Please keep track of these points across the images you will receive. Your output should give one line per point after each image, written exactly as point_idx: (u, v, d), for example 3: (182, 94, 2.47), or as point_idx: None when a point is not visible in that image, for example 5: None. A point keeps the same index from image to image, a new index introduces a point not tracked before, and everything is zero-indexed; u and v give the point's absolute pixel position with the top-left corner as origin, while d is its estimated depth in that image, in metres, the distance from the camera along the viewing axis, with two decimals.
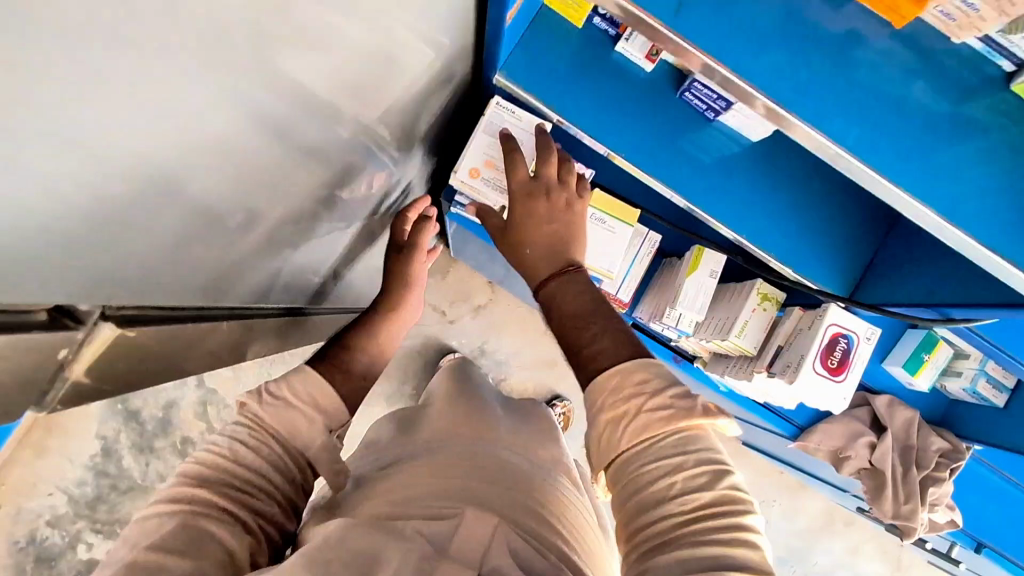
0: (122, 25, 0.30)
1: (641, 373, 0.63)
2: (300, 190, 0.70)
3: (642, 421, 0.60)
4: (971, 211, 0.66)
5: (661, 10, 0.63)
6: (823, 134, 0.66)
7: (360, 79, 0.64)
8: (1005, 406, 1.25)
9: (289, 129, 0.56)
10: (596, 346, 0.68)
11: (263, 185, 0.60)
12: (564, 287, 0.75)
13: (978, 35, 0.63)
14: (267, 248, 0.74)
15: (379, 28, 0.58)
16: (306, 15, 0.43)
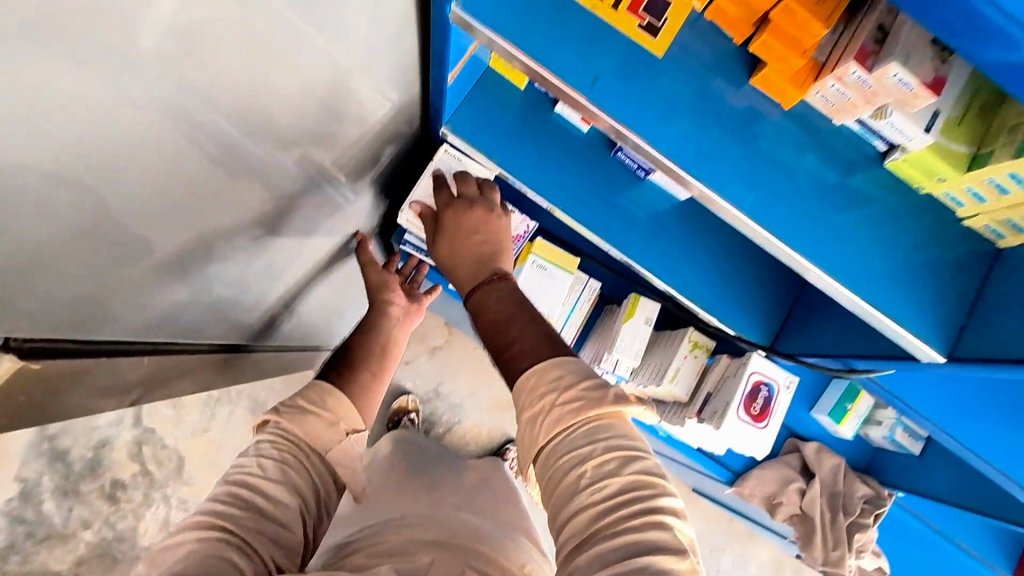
0: (38, 67, 0.33)
1: (556, 371, 0.64)
2: (240, 231, 0.72)
3: (555, 416, 0.62)
4: (851, 270, 0.73)
5: (579, 82, 0.70)
6: (729, 201, 0.72)
7: (306, 125, 0.67)
8: (920, 454, 1.33)
9: (226, 166, 0.59)
10: (517, 345, 0.69)
11: (203, 222, 0.62)
12: (485, 295, 0.78)
13: (853, 119, 0.71)
14: (206, 284, 0.75)
15: (325, 80, 0.63)
16: (231, 61, 0.48)
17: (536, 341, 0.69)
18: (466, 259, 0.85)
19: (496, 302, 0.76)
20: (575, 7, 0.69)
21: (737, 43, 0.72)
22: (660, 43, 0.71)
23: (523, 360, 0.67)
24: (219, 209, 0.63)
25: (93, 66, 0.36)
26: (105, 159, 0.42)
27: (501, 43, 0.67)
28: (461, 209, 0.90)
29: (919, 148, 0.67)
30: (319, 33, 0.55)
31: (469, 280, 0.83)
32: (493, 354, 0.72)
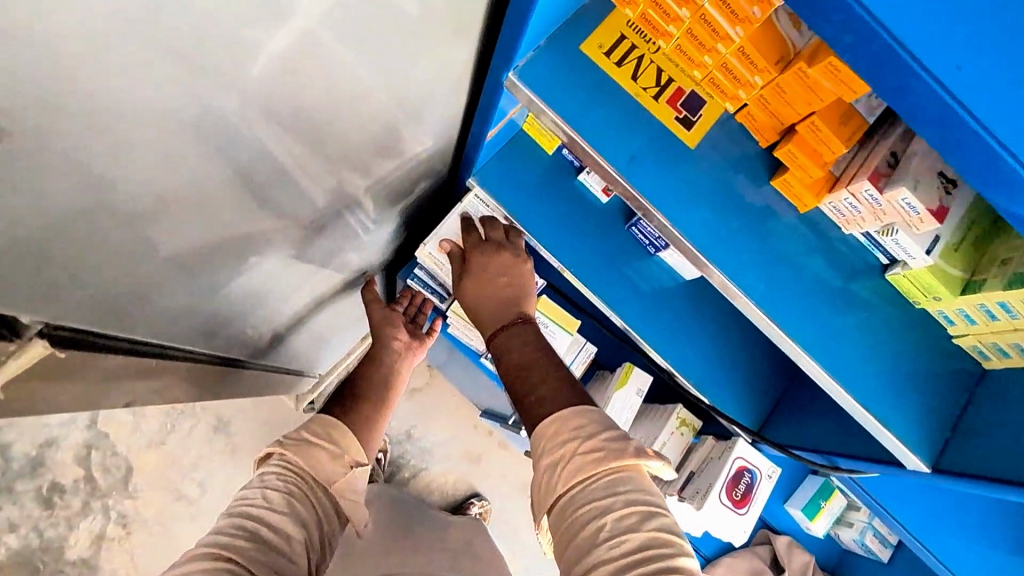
0: (136, 79, 0.36)
1: (577, 420, 0.68)
2: (264, 247, 0.73)
3: (577, 464, 0.65)
4: (846, 371, 0.77)
5: (614, 159, 0.75)
6: (739, 288, 0.76)
7: (349, 160, 0.71)
8: (888, 560, 1.35)
9: (269, 183, 0.61)
10: (537, 392, 0.74)
11: (237, 231, 0.63)
12: (509, 338, 0.83)
13: (861, 230, 0.76)
14: (220, 296, 0.75)
15: (376, 122, 0.67)
16: (300, 93, 0.51)
17: (557, 387, 0.73)
18: (491, 302, 0.89)
19: (519, 348, 0.81)
20: (619, 91, 0.75)
21: (762, 146, 0.78)
22: (693, 134, 0.77)
23: (543, 407, 0.72)
24: (251, 223, 0.65)
25: (181, 71, 0.38)
26: (167, 160, 0.43)
27: (548, 113, 0.72)
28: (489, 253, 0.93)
29: (921, 267, 0.72)
30: (383, 75, 0.59)
31: (492, 321, 0.87)
32: (513, 396, 0.77)
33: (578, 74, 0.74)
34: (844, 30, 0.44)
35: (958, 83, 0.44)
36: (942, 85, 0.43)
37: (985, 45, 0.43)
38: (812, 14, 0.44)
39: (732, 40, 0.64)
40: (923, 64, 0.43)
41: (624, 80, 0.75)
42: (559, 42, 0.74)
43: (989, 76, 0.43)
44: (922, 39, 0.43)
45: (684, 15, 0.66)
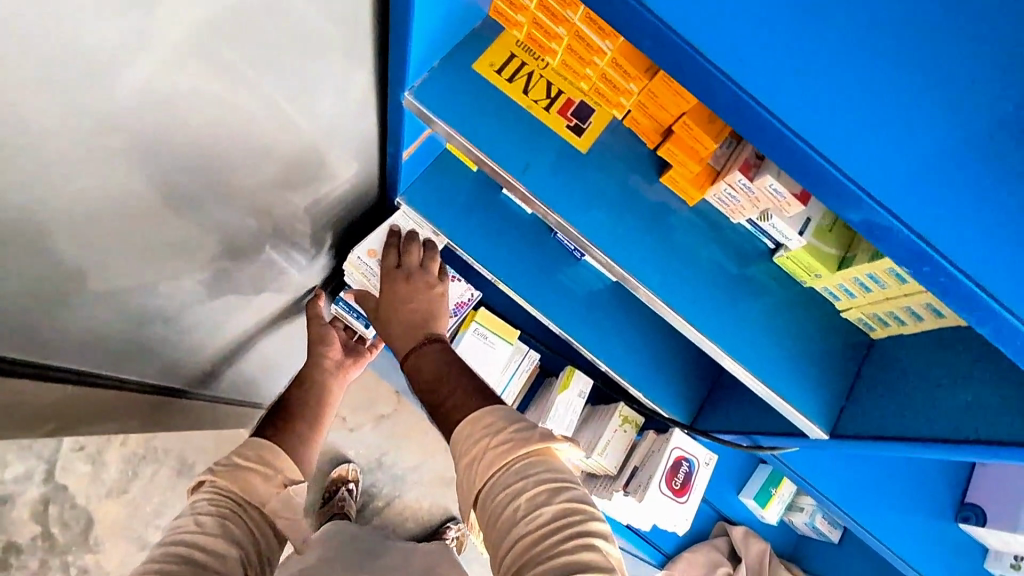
0: (15, 117, 0.39)
1: (489, 418, 0.69)
2: (191, 275, 0.76)
3: (492, 459, 0.66)
4: (744, 350, 0.82)
5: (511, 166, 0.80)
6: (639, 280, 0.82)
7: (266, 187, 0.75)
8: (839, 542, 1.39)
9: (183, 214, 0.64)
10: (449, 402, 0.75)
11: (158, 260, 0.67)
12: (420, 357, 0.83)
13: (746, 218, 0.82)
14: (148, 324, 0.78)
15: (287, 148, 0.71)
16: (202, 127, 0.55)
17: (467, 394, 0.74)
18: (401, 325, 0.89)
19: (430, 361, 0.82)
20: (514, 105, 0.81)
21: (650, 148, 0.84)
22: (584, 140, 0.83)
23: (456, 413, 0.73)
24: (173, 253, 0.68)
25: (67, 109, 0.42)
26: (58, 190, 0.47)
27: (445, 128, 0.78)
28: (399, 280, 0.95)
29: (797, 248, 0.78)
30: (281, 104, 0.63)
31: (407, 342, 0.87)
32: (430, 411, 0.77)
33: (472, 91, 0.80)
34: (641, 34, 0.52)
35: (744, 73, 0.51)
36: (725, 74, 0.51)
37: (761, 41, 0.50)
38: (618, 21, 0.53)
39: (602, 51, 0.71)
40: (706, 57, 0.51)
41: (516, 94, 0.81)
42: (453, 63, 0.80)
43: (767, 68, 0.51)
44: (705, 36, 0.51)
45: (562, 32, 0.72)
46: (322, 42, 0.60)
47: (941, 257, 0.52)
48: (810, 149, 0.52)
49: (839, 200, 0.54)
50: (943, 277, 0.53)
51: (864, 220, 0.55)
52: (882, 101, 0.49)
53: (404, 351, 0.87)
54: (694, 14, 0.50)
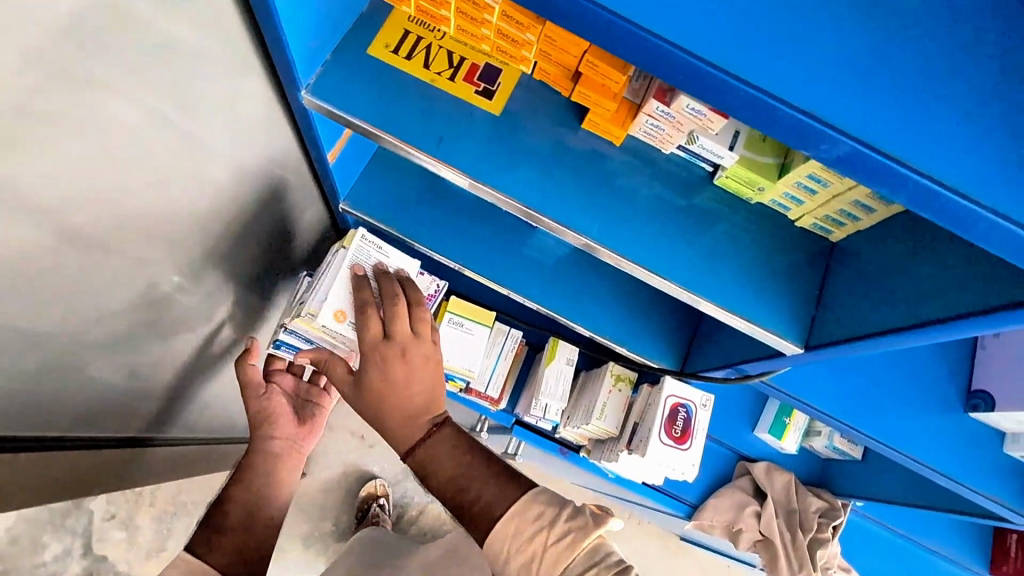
0: None
1: (536, 508, 0.64)
2: (137, 316, 0.76)
3: (551, 558, 0.61)
4: (701, 281, 0.79)
5: (424, 144, 0.77)
6: (578, 232, 0.79)
7: (188, 215, 0.73)
8: (863, 458, 1.35)
9: (104, 256, 0.64)
10: (483, 499, 0.66)
11: (92, 307, 0.66)
12: (430, 451, 0.72)
13: (676, 146, 0.79)
14: (108, 373, 0.78)
15: (197, 169, 0.69)
16: (76, 154, 0.53)
17: (504, 487, 0.67)
18: (394, 412, 0.74)
19: (444, 455, 0.71)
20: (418, 82, 0.79)
21: (565, 97, 0.82)
22: (496, 102, 0.81)
23: (495, 511, 0.65)
24: (107, 297, 0.68)
25: None
26: None
27: (350, 120, 0.75)
28: (395, 358, 0.77)
29: (733, 164, 0.75)
30: (174, 128, 0.62)
31: (401, 431, 0.74)
32: (455, 511, 0.68)
33: (370, 78, 0.77)
34: None
35: None
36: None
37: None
38: None
39: (489, 6, 0.69)
40: None
41: (418, 70, 0.79)
42: (345, 54, 0.77)
43: None
44: None
45: None
46: (198, 58, 0.59)
47: (839, 133, 0.50)
48: (677, 50, 0.49)
49: (726, 100, 0.51)
50: (842, 151, 0.50)
51: (753, 115, 0.52)
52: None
53: (405, 446, 0.73)
54: None
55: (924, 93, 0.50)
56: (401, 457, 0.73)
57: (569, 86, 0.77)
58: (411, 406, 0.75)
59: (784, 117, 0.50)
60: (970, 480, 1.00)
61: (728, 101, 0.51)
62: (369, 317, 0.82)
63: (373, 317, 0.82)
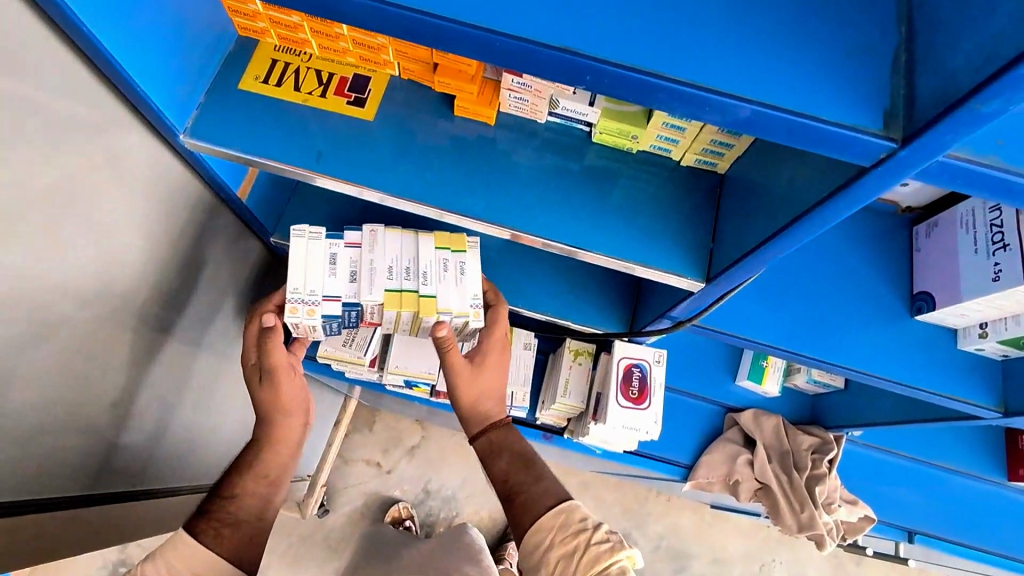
0: None
1: (580, 512, 0.80)
2: (92, 382, 0.81)
3: (592, 552, 0.75)
4: (595, 236, 0.80)
5: (303, 162, 0.80)
6: (465, 214, 0.81)
7: (103, 268, 0.76)
8: (846, 386, 1.31)
9: (31, 327, 0.68)
10: (540, 489, 0.85)
11: (36, 377, 0.71)
12: (509, 439, 0.93)
13: (548, 113, 0.83)
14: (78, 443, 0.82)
15: (95, 222, 0.72)
16: None
17: (559, 492, 0.84)
18: (492, 393, 0.95)
19: (521, 444, 0.92)
20: (290, 104, 0.83)
21: (436, 90, 0.85)
22: (369, 109, 0.84)
23: (547, 499, 0.83)
24: (51, 367, 0.73)
25: None
26: None
27: (228, 152, 0.79)
28: (503, 353, 0.95)
29: (599, 119, 0.78)
30: (62, 195, 0.67)
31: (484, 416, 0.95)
32: (514, 488, 0.87)
33: (242, 110, 0.82)
34: None
35: None
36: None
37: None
38: None
39: (333, 23, 0.73)
40: None
41: (290, 94, 0.83)
42: (218, 93, 0.82)
43: None
44: None
45: (298, 21, 0.76)
46: (63, 125, 0.64)
47: (726, 96, 0.45)
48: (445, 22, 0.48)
49: (615, 87, 0.48)
50: (606, 78, 0.47)
51: (531, 67, 0.49)
52: None
53: (486, 424, 0.94)
54: None
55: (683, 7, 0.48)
56: (479, 433, 0.94)
57: (432, 78, 0.81)
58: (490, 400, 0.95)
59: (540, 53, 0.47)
60: (929, 384, 0.97)
61: (503, 56, 0.49)
62: (496, 313, 0.94)
63: (497, 315, 0.94)
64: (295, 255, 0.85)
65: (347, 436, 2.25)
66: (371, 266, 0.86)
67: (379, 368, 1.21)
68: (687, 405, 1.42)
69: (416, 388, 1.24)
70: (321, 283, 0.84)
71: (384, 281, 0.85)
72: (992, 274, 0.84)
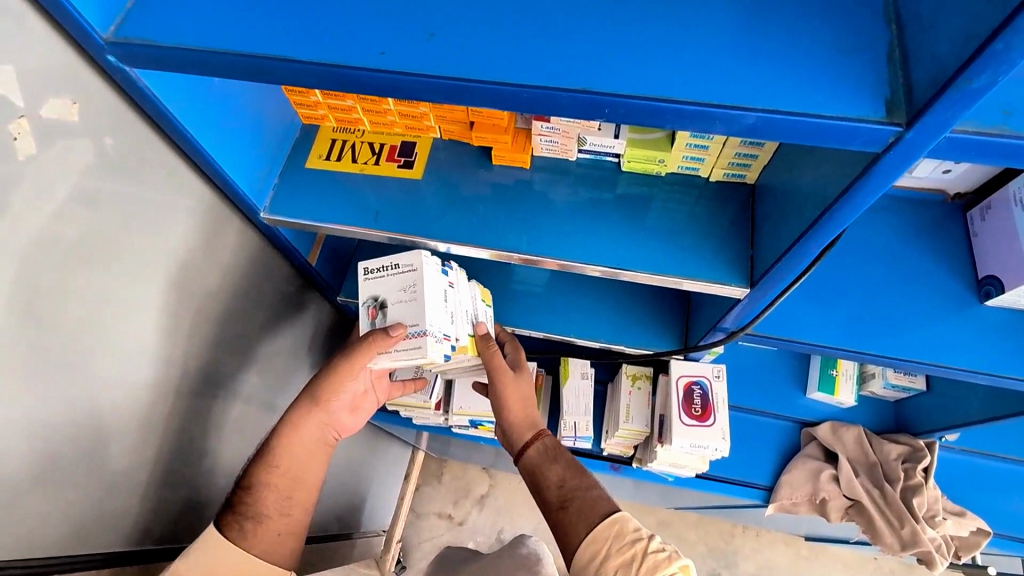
0: None
1: (633, 523, 0.81)
2: (175, 430, 0.92)
3: (650, 561, 0.75)
4: (632, 255, 0.85)
5: (362, 221, 0.91)
6: (510, 250, 0.87)
7: (177, 328, 0.88)
8: (928, 387, 1.24)
9: (119, 382, 0.80)
10: (591, 499, 0.88)
11: (128, 425, 0.82)
12: (555, 454, 0.97)
13: (578, 151, 0.90)
14: (164, 487, 0.93)
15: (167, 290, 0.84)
16: (63, 298, 0.69)
17: (609, 503, 0.87)
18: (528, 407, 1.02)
19: (565, 457, 0.96)
20: (346, 174, 0.94)
21: (473, 144, 0.94)
22: (417, 169, 0.94)
23: (598, 509, 0.85)
24: (135, 418, 0.84)
25: None
26: None
27: (298, 221, 0.91)
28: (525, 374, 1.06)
29: (625, 149, 0.84)
30: (145, 266, 0.79)
31: (522, 431, 1.00)
32: (565, 498, 0.90)
33: (306, 184, 0.94)
34: (278, 77, 0.58)
35: (378, 59, 0.55)
36: (360, 64, 0.55)
37: (389, 35, 0.56)
38: (260, 74, 0.59)
39: (382, 100, 0.85)
40: (333, 63, 0.55)
41: (346, 165, 0.94)
42: (288, 172, 0.95)
43: (397, 48, 0.55)
44: (327, 52, 0.56)
45: (352, 104, 0.88)
46: (146, 207, 0.77)
47: (747, 109, 0.49)
48: (445, 77, 0.54)
49: (638, 115, 0.52)
50: (606, 106, 0.52)
51: (534, 108, 0.55)
52: (480, 21, 0.56)
53: (530, 436, 0.99)
54: (305, 43, 0.57)
55: (663, 33, 0.54)
56: (524, 447, 0.98)
57: (469, 135, 0.91)
58: (530, 412, 1.02)
59: (530, 95, 0.53)
60: (1014, 369, 0.91)
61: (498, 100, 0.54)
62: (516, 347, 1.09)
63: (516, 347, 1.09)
64: (426, 281, 0.86)
65: (417, 488, 2.30)
66: (460, 311, 0.96)
67: (444, 411, 1.27)
68: (757, 424, 1.37)
69: (480, 427, 1.28)
70: (440, 319, 0.88)
71: (465, 326, 0.97)
72: None
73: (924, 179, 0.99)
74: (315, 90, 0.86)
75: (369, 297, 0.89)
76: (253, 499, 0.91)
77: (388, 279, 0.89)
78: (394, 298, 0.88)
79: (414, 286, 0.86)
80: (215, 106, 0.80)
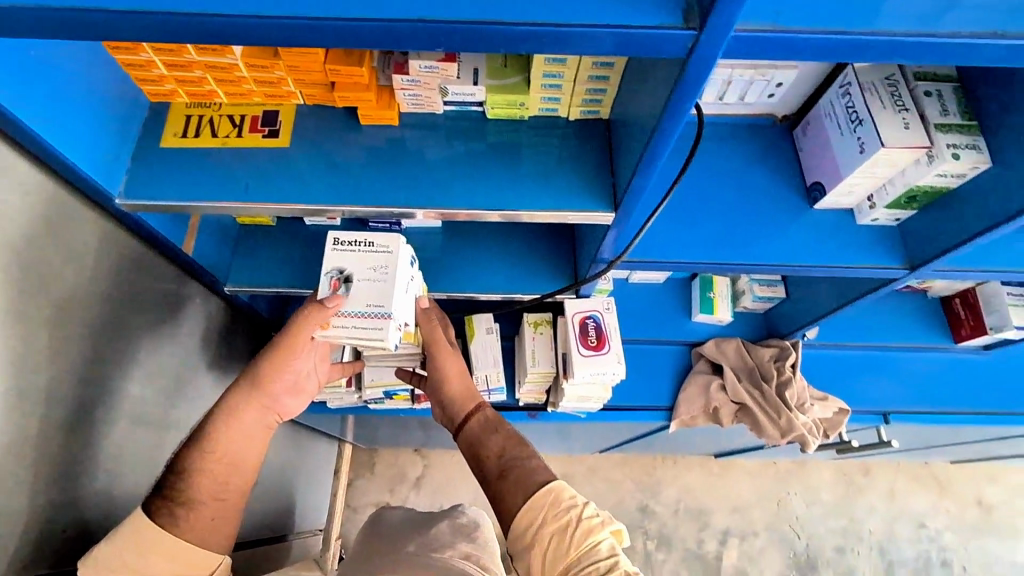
0: None
1: (569, 492, 0.84)
2: (46, 444, 0.85)
3: (584, 525, 0.79)
4: (507, 197, 0.89)
5: (233, 195, 0.87)
6: (390, 206, 0.88)
7: (30, 333, 0.81)
8: (787, 294, 1.42)
9: None
10: (530, 467, 0.90)
11: None
12: (495, 425, 0.99)
13: (443, 104, 0.93)
14: (44, 507, 0.85)
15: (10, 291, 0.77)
16: None
17: (546, 473, 0.89)
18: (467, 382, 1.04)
19: (505, 428, 0.99)
20: (205, 149, 0.90)
21: (339, 107, 0.93)
22: (283, 137, 0.92)
23: (535, 477, 0.88)
24: None
25: None
26: None
27: (161, 203, 0.86)
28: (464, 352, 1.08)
29: (486, 95, 0.88)
30: None
31: (465, 403, 1.03)
32: (505, 465, 0.92)
33: (164, 164, 0.89)
34: (90, 31, 0.55)
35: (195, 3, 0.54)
36: (176, 9, 0.54)
37: None
38: (70, 30, 0.55)
39: (232, 66, 0.81)
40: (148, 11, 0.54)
41: (205, 141, 0.90)
42: (141, 153, 0.89)
43: None
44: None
45: (200, 73, 0.83)
46: None
47: (568, 26, 0.54)
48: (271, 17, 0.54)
49: (472, 42, 0.56)
50: (440, 35, 0.55)
51: (369, 44, 0.56)
52: None
53: (472, 407, 1.02)
54: None
55: None
56: (467, 419, 1.00)
57: (332, 96, 0.90)
58: (471, 387, 1.04)
59: (361, 31, 0.55)
60: (842, 258, 1.06)
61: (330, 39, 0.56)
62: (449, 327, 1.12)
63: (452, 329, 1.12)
64: (397, 271, 0.87)
65: (351, 483, 2.26)
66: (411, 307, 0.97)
67: (356, 387, 1.26)
68: (654, 352, 1.50)
69: (395, 397, 1.29)
70: (400, 309, 0.89)
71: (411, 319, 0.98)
72: (858, 147, 0.96)
73: (754, 105, 1.13)
74: (155, 62, 0.81)
75: (335, 267, 0.87)
76: (186, 485, 0.88)
77: (359, 255, 0.88)
78: (362, 274, 0.87)
79: (386, 268, 0.87)
80: (40, 82, 0.74)
